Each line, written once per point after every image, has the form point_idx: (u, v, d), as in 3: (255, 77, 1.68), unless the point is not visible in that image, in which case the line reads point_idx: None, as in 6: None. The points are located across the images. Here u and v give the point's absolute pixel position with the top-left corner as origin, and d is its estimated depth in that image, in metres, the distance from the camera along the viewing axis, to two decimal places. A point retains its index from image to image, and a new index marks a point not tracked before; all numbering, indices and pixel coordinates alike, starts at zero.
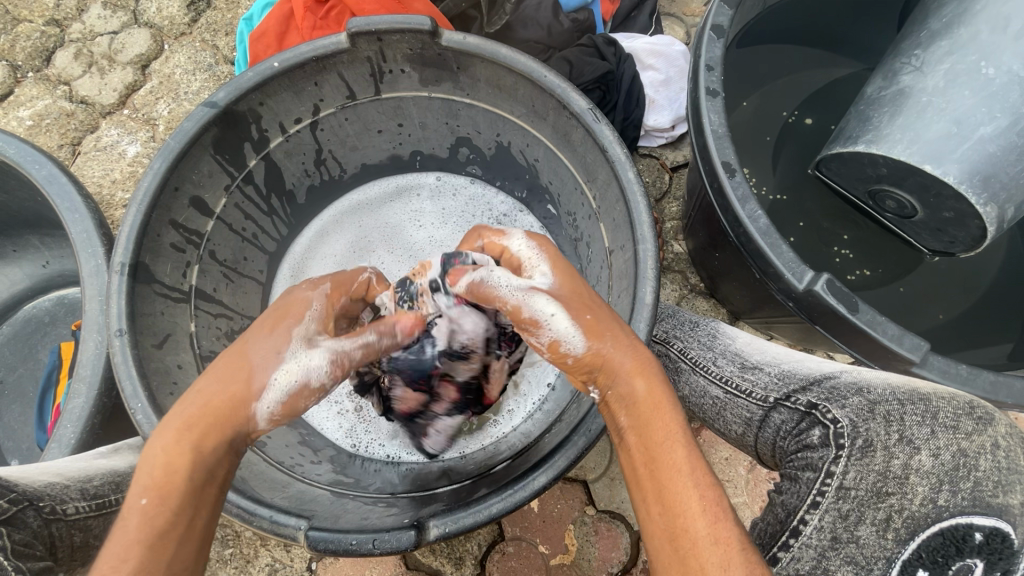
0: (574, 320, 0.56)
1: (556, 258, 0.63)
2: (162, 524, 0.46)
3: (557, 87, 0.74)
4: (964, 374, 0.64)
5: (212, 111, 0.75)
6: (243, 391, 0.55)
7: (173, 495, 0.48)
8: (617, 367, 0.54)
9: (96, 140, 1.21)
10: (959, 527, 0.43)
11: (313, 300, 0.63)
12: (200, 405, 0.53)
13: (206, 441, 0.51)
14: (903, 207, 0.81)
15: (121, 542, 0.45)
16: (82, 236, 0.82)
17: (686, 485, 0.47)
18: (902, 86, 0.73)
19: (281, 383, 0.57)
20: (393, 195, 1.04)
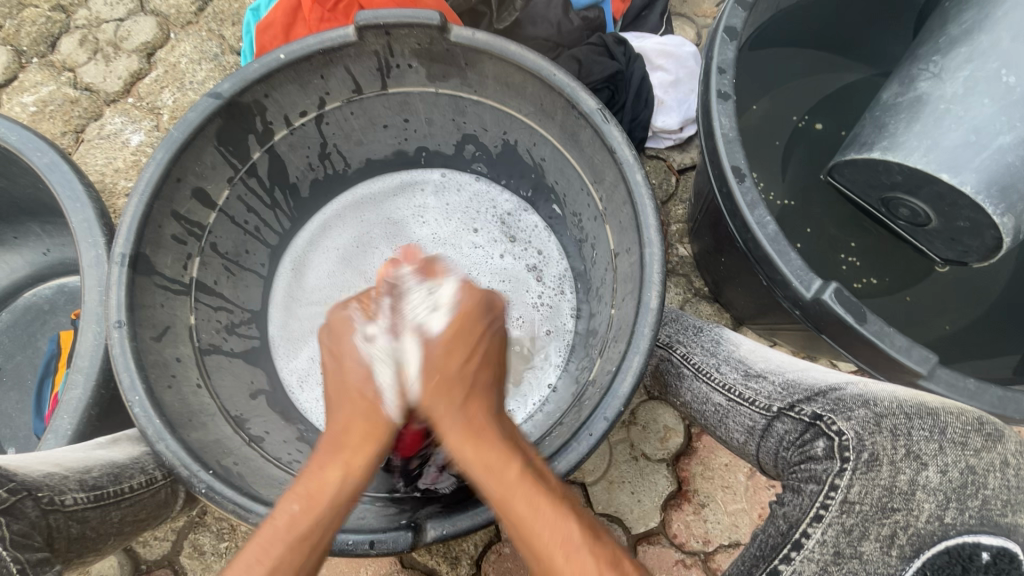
0: (424, 375, 0.60)
1: (472, 308, 0.64)
2: (303, 534, 0.51)
3: (566, 85, 0.73)
4: (973, 388, 0.62)
5: (216, 102, 0.74)
6: (380, 407, 0.59)
7: (318, 505, 0.52)
8: (447, 427, 0.57)
9: (99, 127, 1.20)
10: (966, 546, 0.43)
11: (360, 308, 0.64)
12: (347, 423, 0.58)
13: (354, 463, 0.55)
14: (916, 215, 0.81)
15: (268, 541, 0.50)
16: (83, 225, 0.81)
17: (549, 534, 0.50)
18: (919, 92, 0.72)
19: (386, 380, 0.60)
20: (397, 191, 1.03)
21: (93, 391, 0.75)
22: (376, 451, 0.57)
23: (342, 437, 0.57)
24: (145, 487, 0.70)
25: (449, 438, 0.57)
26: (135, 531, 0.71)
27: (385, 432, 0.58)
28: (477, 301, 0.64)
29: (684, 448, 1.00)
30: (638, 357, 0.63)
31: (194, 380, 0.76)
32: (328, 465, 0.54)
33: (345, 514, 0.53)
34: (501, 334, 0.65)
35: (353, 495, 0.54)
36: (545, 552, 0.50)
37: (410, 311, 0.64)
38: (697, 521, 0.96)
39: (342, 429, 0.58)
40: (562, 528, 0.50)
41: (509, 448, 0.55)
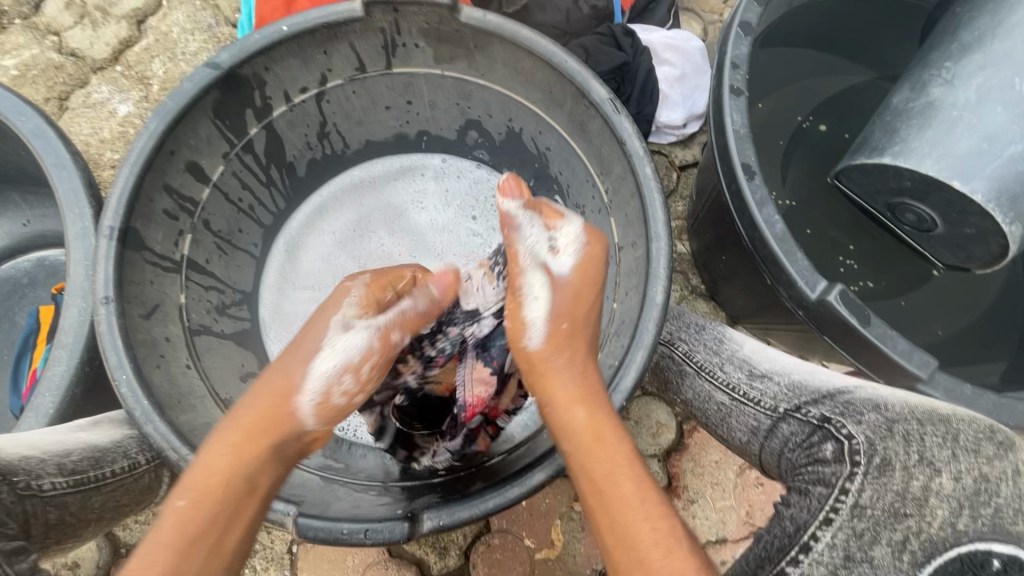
0: (552, 323, 0.65)
1: (595, 261, 0.67)
2: (194, 532, 0.50)
3: (577, 73, 0.71)
4: (969, 394, 0.63)
5: (214, 73, 0.71)
6: (291, 397, 0.60)
7: (208, 500, 0.51)
8: (566, 385, 0.62)
9: (85, 95, 1.15)
10: (978, 554, 0.42)
11: (355, 287, 0.67)
12: (254, 413, 0.59)
13: (247, 450, 0.55)
14: (922, 221, 0.81)
15: (162, 539, 0.49)
16: (68, 195, 0.78)
17: (638, 497, 0.54)
18: (932, 98, 0.72)
19: (317, 374, 0.61)
20: (396, 175, 1.01)
21: (76, 368, 0.72)
22: (274, 440, 0.57)
23: (241, 423, 0.58)
24: (127, 472, 0.66)
25: (563, 396, 0.62)
26: (116, 518, 0.69)
27: (288, 420, 0.59)
28: (595, 257, 0.67)
29: (675, 444, 1.00)
30: (642, 352, 0.62)
31: (183, 360, 0.73)
32: (217, 454, 0.54)
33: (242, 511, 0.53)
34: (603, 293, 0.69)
35: (248, 480, 0.54)
36: (643, 544, 0.51)
37: (528, 247, 0.68)
38: (685, 517, 0.97)
39: (242, 415, 0.59)
40: (654, 503, 0.54)
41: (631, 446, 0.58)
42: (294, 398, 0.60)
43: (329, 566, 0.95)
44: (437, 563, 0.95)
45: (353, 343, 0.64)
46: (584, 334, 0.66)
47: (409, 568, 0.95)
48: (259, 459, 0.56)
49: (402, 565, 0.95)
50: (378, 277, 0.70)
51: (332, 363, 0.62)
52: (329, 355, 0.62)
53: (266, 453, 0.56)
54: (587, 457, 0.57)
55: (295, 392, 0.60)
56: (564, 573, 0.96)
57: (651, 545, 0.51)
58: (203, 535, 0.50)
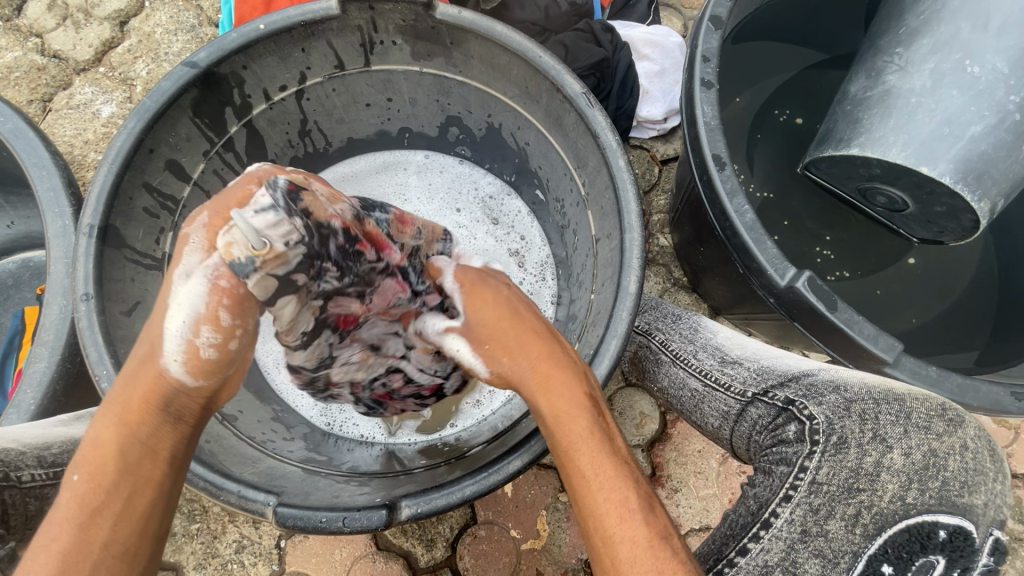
0: (477, 351, 0.61)
1: (477, 281, 0.66)
2: (86, 509, 0.44)
3: (551, 68, 0.73)
4: (934, 376, 0.65)
5: (192, 72, 0.72)
6: (156, 355, 0.50)
7: (101, 470, 0.45)
8: (520, 382, 0.56)
9: (68, 97, 1.15)
10: (925, 524, 0.44)
11: (195, 231, 0.51)
12: (119, 391, 0.49)
13: (133, 417, 0.48)
14: (894, 203, 0.83)
15: (54, 522, 0.44)
16: (49, 194, 0.79)
17: (590, 464, 0.48)
18: (888, 86, 0.74)
19: (172, 330, 0.50)
20: (379, 171, 1.02)
21: (59, 365, 0.74)
22: (161, 399, 0.49)
23: (116, 399, 0.49)
24: None
25: (522, 387, 0.56)
26: None
27: (163, 383, 0.49)
28: (474, 278, 0.66)
29: (658, 434, 1.01)
30: (616, 341, 0.64)
31: None
32: (100, 428, 0.47)
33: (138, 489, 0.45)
34: (518, 291, 0.65)
35: (146, 445, 0.47)
36: (598, 511, 0.47)
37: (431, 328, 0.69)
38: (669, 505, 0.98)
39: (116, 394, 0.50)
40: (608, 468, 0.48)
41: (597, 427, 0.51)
42: (155, 362, 0.49)
43: (317, 560, 0.96)
44: (424, 555, 0.96)
45: (195, 292, 0.50)
46: (527, 324, 0.59)
47: (396, 560, 0.96)
48: (155, 419, 0.48)
49: (389, 558, 0.96)
50: (217, 199, 0.54)
51: (183, 319, 0.50)
52: (176, 313, 0.50)
53: (159, 415, 0.48)
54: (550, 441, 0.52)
55: (157, 353, 0.50)
56: (549, 563, 0.97)
57: (610, 522, 0.46)
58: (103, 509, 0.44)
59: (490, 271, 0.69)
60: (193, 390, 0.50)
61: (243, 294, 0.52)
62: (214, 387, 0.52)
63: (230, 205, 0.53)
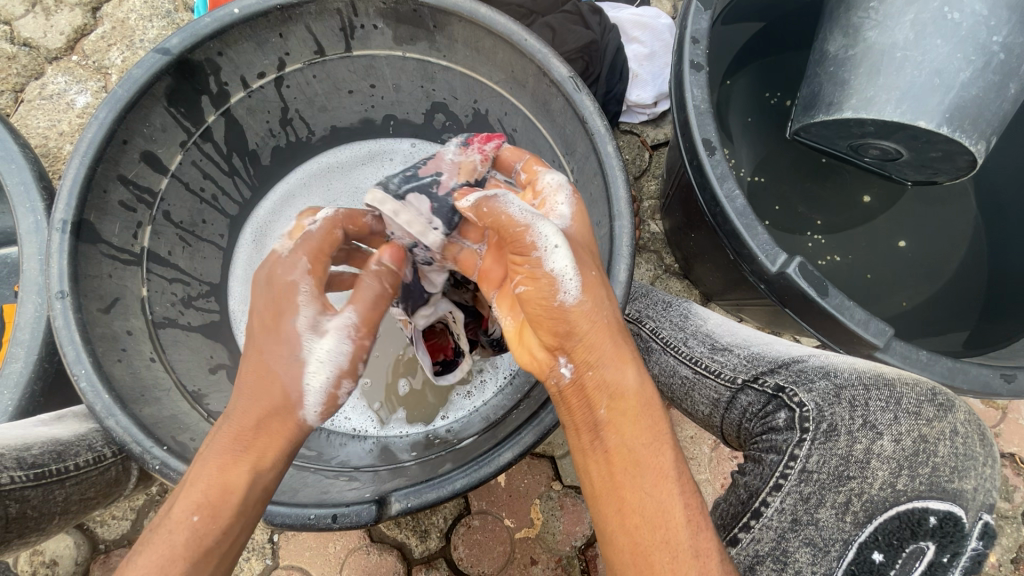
0: (581, 271, 0.53)
1: (584, 214, 0.62)
2: (213, 541, 0.49)
3: (538, 52, 0.71)
4: (924, 360, 0.65)
5: (164, 59, 0.69)
6: (292, 406, 0.55)
7: (225, 511, 0.49)
8: (609, 348, 0.52)
9: (41, 87, 1.12)
10: (916, 511, 0.46)
11: (304, 279, 0.57)
12: (244, 415, 0.53)
13: (263, 459, 0.52)
14: (887, 152, 0.85)
15: (165, 555, 0.47)
16: (19, 188, 0.77)
17: (675, 464, 0.51)
18: (870, 43, 0.72)
19: (314, 386, 0.55)
20: (364, 161, 1.00)
21: (36, 364, 0.73)
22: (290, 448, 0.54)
23: (245, 432, 0.52)
24: (93, 464, 0.66)
25: (608, 362, 0.52)
26: (82, 510, 0.68)
27: (296, 429, 0.55)
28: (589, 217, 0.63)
29: None
30: None
31: (147, 354, 0.72)
32: (228, 462, 0.51)
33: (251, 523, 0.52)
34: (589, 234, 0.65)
35: (266, 487, 0.52)
36: (671, 511, 0.49)
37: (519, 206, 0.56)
38: None
39: (235, 429, 0.53)
40: (687, 479, 0.51)
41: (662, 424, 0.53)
42: (294, 413, 0.55)
43: (311, 553, 0.96)
44: (418, 546, 0.96)
45: (336, 350, 0.56)
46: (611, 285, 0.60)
47: (390, 552, 0.96)
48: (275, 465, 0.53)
49: (383, 549, 0.96)
50: (312, 243, 0.59)
51: (324, 374, 0.56)
52: (318, 370, 0.55)
53: (283, 459, 0.54)
54: (630, 438, 0.51)
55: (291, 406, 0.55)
56: (543, 550, 0.97)
57: (683, 535, 0.48)
58: (218, 548, 0.49)
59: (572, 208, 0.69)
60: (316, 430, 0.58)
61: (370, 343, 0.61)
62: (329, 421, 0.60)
63: (320, 247, 0.60)
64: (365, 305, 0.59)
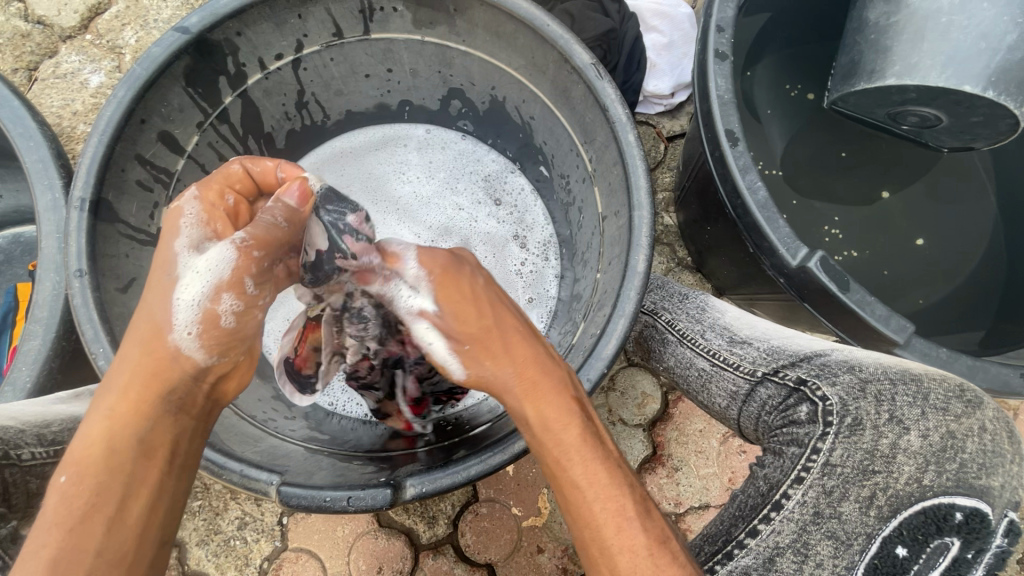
0: (455, 351, 0.57)
1: (448, 271, 0.60)
2: (84, 506, 0.44)
3: (559, 38, 0.70)
4: (944, 357, 0.64)
5: (183, 37, 0.68)
6: (162, 342, 0.50)
7: (90, 472, 0.45)
8: (505, 393, 0.55)
9: (54, 66, 1.11)
10: (942, 507, 0.47)
11: (190, 207, 0.56)
12: (125, 367, 0.50)
13: (135, 412, 0.48)
14: (926, 120, 0.86)
15: (40, 529, 0.44)
16: (37, 165, 0.77)
17: (602, 511, 0.48)
18: (913, 9, 0.72)
19: (185, 306, 0.51)
20: (378, 146, 0.99)
21: (54, 342, 0.73)
22: (167, 385, 0.49)
23: (118, 379, 0.49)
24: None
25: (508, 400, 0.55)
26: None
27: (173, 370, 0.50)
28: (447, 263, 0.60)
29: (660, 414, 1.01)
30: (623, 321, 0.62)
31: None
32: (93, 421, 0.47)
33: (146, 469, 0.47)
34: (488, 277, 0.63)
35: (142, 441, 0.47)
36: (607, 546, 0.47)
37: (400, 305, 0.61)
38: (670, 484, 0.99)
39: (113, 383, 0.49)
40: (606, 484, 0.49)
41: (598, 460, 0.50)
42: (171, 346, 0.50)
43: (319, 536, 0.97)
44: (426, 532, 0.97)
45: (218, 259, 0.52)
46: (515, 325, 0.58)
47: (398, 537, 0.97)
48: (154, 415, 0.48)
49: (391, 534, 0.97)
50: (209, 182, 0.59)
51: (201, 286, 0.51)
52: (193, 281, 0.52)
53: (160, 405, 0.49)
54: (540, 455, 0.52)
55: (167, 333, 0.50)
56: (549, 539, 0.97)
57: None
58: (96, 508, 0.44)
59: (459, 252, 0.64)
60: (209, 375, 0.52)
61: (267, 267, 0.56)
62: (229, 364, 0.53)
63: (219, 183, 0.59)
64: (259, 230, 0.55)
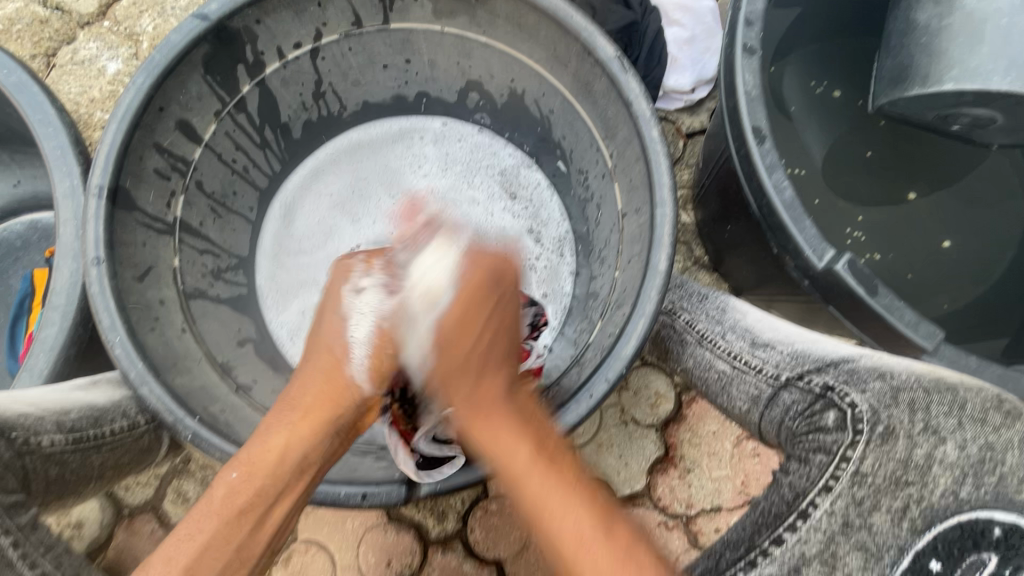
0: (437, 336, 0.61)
1: (484, 276, 0.61)
2: (246, 501, 0.53)
3: (583, 30, 0.68)
4: (973, 365, 0.62)
5: (204, 25, 0.68)
6: (342, 367, 0.61)
7: (258, 475, 0.54)
8: (459, 410, 0.58)
9: (72, 52, 1.11)
10: (980, 522, 0.46)
11: (358, 259, 0.67)
12: (302, 389, 0.60)
13: (306, 431, 0.57)
14: (979, 120, 0.83)
15: (208, 508, 0.53)
16: (56, 152, 0.77)
17: (565, 537, 0.48)
18: (968, 10, 0.73)
19: (360, 338, 0.63)
20: (395, 139, 0.98)
21: (71, 329, 0.72)
22: (336, 411, 0.59)
23: (299, 401, 0.59)
24: (127, 431, 0.67)
25: (460, 418, 0.58)
26: (118, 475, 0.70)
27: (345, 398, 0.60)
28: (475, 281, 0.60)
29: (674, 414, 1.00)
30: (643, 322, 0.61)
31: (178, 324, 0.72)
32: (276, 430, 0.56)
33: (299, 479, 0.55)
34: (513, 308, 0.62)
35: (301, 461, 0.55)
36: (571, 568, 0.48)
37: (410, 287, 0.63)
38: (681, 485, 0.97)
39: (294, 401, 0.59)
40: (567, 508, 0.49)
41: (560, 484, 0.51)
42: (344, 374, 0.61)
43: (328, 529, 0.97)
44: (435, 527, 0.97)
45: (375, 304, 0.64)
46: (489, 352, 0.59)
47: (407, 531, 0.97)
48: (316, 445, 0.57)
49: (400, 528, 0.97)
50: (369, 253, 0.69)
51: (368, 323, 0.63)
52: (362, 320, 0.63)
53: (326, 433, 0.58)
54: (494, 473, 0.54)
55: (346, 363, 0.62)
56: None
57: None
58: (250, 511, 0.53)
59: (503, 260, 0.62)
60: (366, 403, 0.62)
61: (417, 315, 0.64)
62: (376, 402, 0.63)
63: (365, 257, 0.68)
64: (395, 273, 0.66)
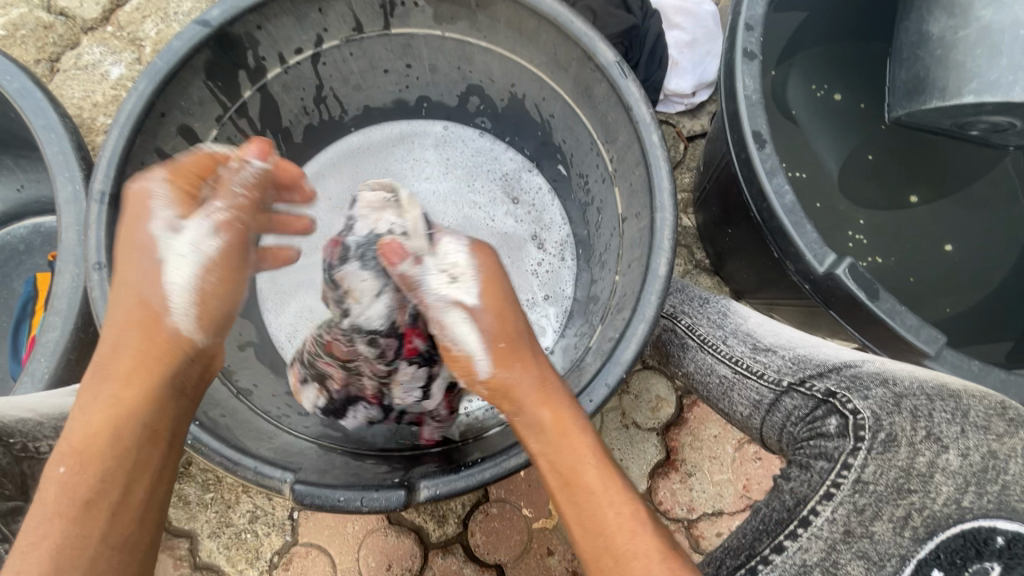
0: (488, 348, 0.58)
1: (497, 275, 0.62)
2: (87, 488, 0.46)
3: (584, 35, 0.68)
4: (976, 370, 0.62)
5: (204, 31, 0.68)
6: (158, 320, 0.54)
7: (94, 458, 0.47)
8: (523, 394, 0.56)
9: (76, 57, 1.12)
10: (982, 530, 0.45)
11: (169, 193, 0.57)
12: (117, 357, 0.52)
13: (134, 405, 0.50)
14: (997, 126, 0.83)
15: (43, 511, 0.45)
16: (58, 157, 0.77)
17: (617, 519, 0.49)
18: (984, 22, 0.72)
19: (174, 284, 0.55)
20: (396, 143, 0.98)
21: (72, 333, 0.73)
22: (166, 367, 0.53)
23: (113, 366, 0.52)
24: None
25: (523, 402, 0.56)
26: None
27: (167, 351, 0.53)
28: (496, 270, 0.62)
29: (674, 418, 1.00)
30: (643, 326, 0.61)
31: None
32: (96, 406, 0.49)
33: (154, 446, 0.50)
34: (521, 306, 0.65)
35: (147, 427, 0.50)
36: (618, 540, 0.48)
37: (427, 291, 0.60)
38: (683, 489, 0.97)
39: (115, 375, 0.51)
40: (618, 490, 0.51)
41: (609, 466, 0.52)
42: (160, 322, 0.54)
43: (329, 532, 0.97)
44: (435, 531, 0.97)
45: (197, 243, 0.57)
46: (530, 335, 0.61)
47: (408, 535, 0.96)
48: (157, 405, 0.51)
49: (401, 532, 0.97)
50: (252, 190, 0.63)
51: (189, 267, 0.56)
52: (180, 264, 0.56)
53: (160, 392, 0.52)
54: (549, 455, 0.53)
55: (162, 316, 0.54)
56: (560, 541, 0.97)
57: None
58: (102, 491, 0.46)
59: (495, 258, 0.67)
60: (197, 352, 0.56)
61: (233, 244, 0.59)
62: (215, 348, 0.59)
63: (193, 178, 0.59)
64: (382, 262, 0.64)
